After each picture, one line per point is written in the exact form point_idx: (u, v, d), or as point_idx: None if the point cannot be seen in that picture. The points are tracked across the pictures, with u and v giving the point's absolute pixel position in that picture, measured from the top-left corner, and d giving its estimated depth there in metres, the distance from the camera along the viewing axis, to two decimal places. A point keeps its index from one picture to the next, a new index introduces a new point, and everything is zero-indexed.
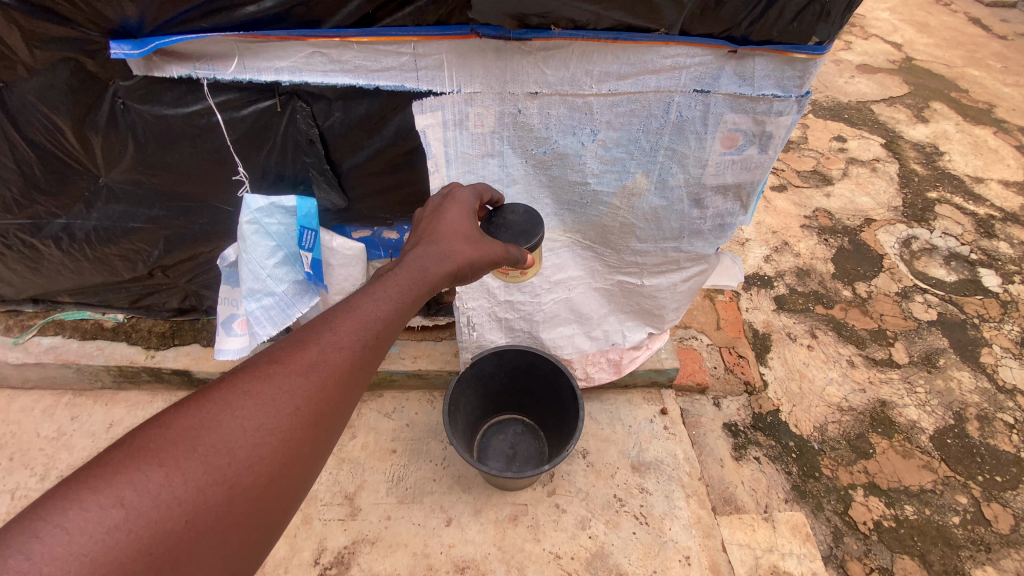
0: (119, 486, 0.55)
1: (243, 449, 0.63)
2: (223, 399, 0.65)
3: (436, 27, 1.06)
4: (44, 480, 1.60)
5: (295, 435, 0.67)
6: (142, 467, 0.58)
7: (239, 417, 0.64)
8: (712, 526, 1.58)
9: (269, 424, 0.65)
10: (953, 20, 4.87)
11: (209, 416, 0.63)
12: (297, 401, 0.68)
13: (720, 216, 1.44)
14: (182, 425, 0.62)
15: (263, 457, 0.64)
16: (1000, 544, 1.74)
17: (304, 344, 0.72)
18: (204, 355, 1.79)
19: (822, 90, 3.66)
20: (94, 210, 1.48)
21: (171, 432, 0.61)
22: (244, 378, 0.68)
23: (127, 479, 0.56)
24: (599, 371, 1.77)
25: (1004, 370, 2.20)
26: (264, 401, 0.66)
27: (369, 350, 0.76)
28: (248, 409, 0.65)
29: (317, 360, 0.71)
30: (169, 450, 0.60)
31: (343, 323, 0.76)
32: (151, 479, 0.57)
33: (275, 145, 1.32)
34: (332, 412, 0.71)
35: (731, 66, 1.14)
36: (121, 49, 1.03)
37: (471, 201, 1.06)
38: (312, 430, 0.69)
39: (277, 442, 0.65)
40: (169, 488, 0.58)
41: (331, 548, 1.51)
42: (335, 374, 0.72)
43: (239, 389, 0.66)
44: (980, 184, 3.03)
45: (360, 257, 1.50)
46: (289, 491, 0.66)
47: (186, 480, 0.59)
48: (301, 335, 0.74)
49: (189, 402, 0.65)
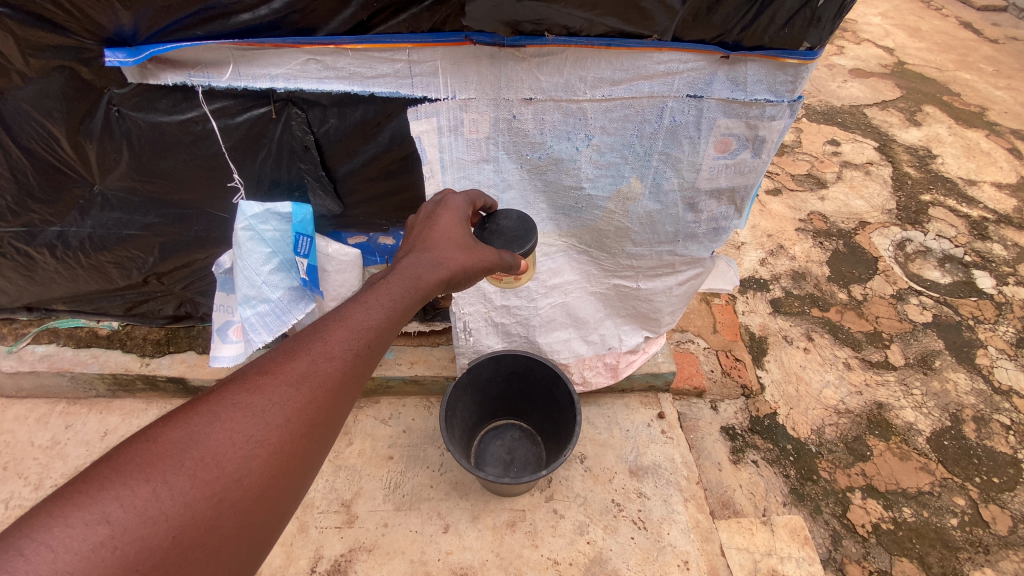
0: (105, 502, 0.55)
1: (232, 462, 0.63)
2: (212, 411, 0.65)
3: (431, 34, 1.06)
4: (38, 489, 1.59)
5: (284, 448, 0.66)
6: (129, 482, 0.57)
7: (228, 430, 0.64)
8: (711, 530, 1.57)
9: (258, 437, 0.65)
10: (944, 25, 4.92)
11: (198, 429, 0.63)
12: (287, 412, 0.68)
13: (715, 219, 1.44)
14: (170, 438, 0.61)
15: (252, 470, 0.64)
16: (998, 545, 1.74)
17: (295, 355, 0.72)
18: (199, 362, 1.78)
19: (815, 94, 3.68)
20: (89, 217, 1.48)
21: (159, 447, 0.61)
22: (234, 390, 0.67)
23: (113, 494, 0.56)
24: (597, 374, 1.78)
25: (999, 371, 2.21)
26: (253, 413, 0.66)
27: (361, 359, 0.76)
28: (237, 422, 0.65)
29: (307, 371, 0.71)
30: (156, 464, 0.59)
31: (334, 332, 0.75)
32: (137, 494, 0.57)
33: (270, 152, 1.32)
34: (323, 423, 0.71)
35: (723, 71, 1.15)
36: (115, 56, 1.04)
37: (464, 208, 1.06)
38: (303, 442, 0.68)
39: (267, 454, 0.65)
40: (156, 503, 0.57)
41: (328, 556, 1.50)
42: (326, 385, 0.72)
43: (228, 401, 0.66)
44: (973, 186, 3.06)
45: (356, 263, 1.53)
46: (279, 503, 0.66)
47: (173, 494, 0.58)
48: (292, 345, 0.73)
49: (177, 415, 0.64)
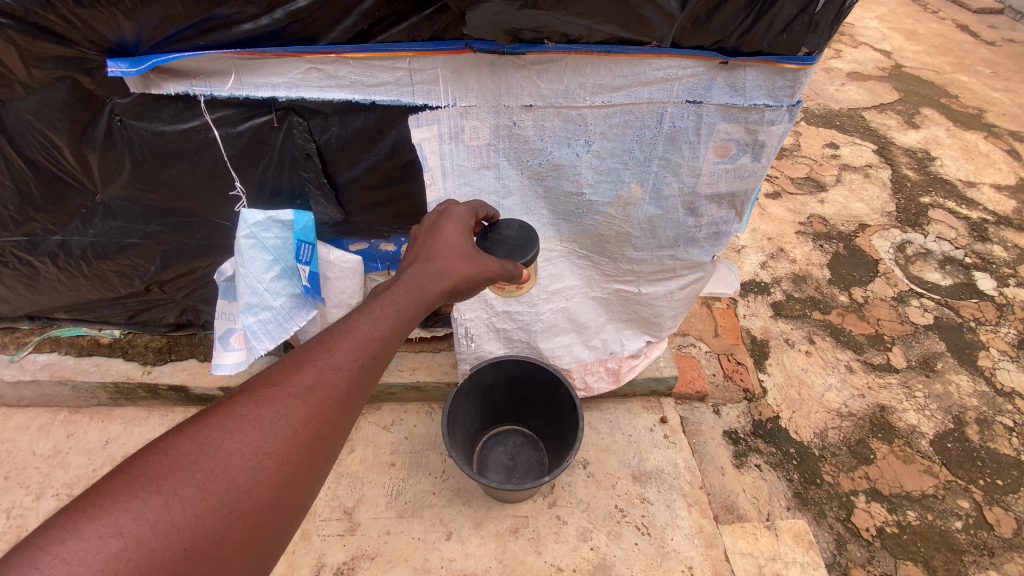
0: (117, 515, 0.55)
1: (240, 474, 0.63)
2: (221, 423, 0.65)
3: (431, 43, 1.07)
4: (40, 499, 1.59)
5: (292, 459, 0.66)
6: (141, 495, 0.57)
7: (236, 442, 0.64)
8: (715, 535, 1.56)
9: (266, 449, 0.65)
10: (941, 27, 4.95)
11: (207, 441, 0.63)
12: (295, 424, 0.68)
13: (716, 224, 1.45)
14: (180, 451, 0.61)
15: (260, 481, 0.64)
16: (1003, 548, 1.73)
17: (301, 366, 0.72)
18: (201, 369, 1.78)
19: (813, 97, 3.70)
20: (90, 226, 1.48)
21: (170, 459, 0.61)
22: (241, 402, 0.67)
23: (125, 507, 0.56)
24: (598, 380, 1.76)
25: (1002, 373, 2.21)
26: (261, 425, 0.66)
27: (365, 371, 0.75)
28: (245, 434, 0.65)
29: (314, 382, 0.71)
30: (166, 477, 0.59)
31: (339, 343, 0.75)
32: (149, 506, 0.57)
33: (272, 160, 1.32)
34: (329, 434, 0.70)
35: (723, 77, 1.16)
36: (118, 66, 1.04)
37: (466, 218, 1.06)
38: (310, 453, 0.68)
39: (275, 466, 0.65)
40: (168, 515, 0.57)
41: (330, 564, 1.49)
42: (332, 396, 0.71)
43: (236, 413, 0.66)
44: (972, 188, 3.06)
45: (357, 269, 1.52)
46: (287, 514, 0.66)
47: (184, 506, 0.58)
48: (298, 356, 0.73)
49: (187, 427, 0.64)
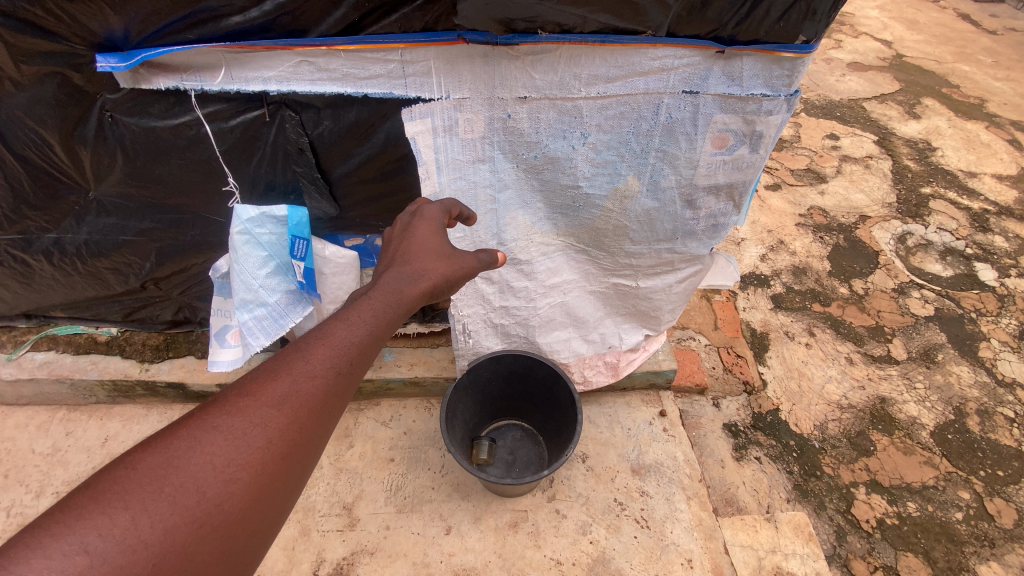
0: (83, 532, 0.55)
1: (213, 486, 0.62)
2: (192, 435, 0.64)
3: (423, 34, 1.06)
4: (40, 497, 1.59)
5: (266, 469, 0.66)
6: (108, 511, 0.57)
7: (208, 455, 0.63)
8: (714, 527, 1.57)
9: (239, 460, 0.64)
10: (942, 16, 4.90)
11: (178, 454, 0.62)
12: (269, 434, 0.67)
13: (714, 216, 1.44)
14: (149, 465, 0.61)
15: (233, 493, 0.63)
16: (1003, 539, 1.73)
17: (276, 375, 0.70)
18: (199, 367, 1.78)
19: (813, 89, 3.67)
20: (85, 224, 1.48)
21: (138, 474, 0.60)
22: (214, 413, 0.66)
23: (91, 524, 0.56)
24: (597, 374, 1.79)
25: (1003, 364, 2.20)
26: (234, 436, 0.65)
27: (342, 378, 0.74)
28: (219, 445, 0.64)
29: (289, 392, 0.70)
30: (134, 492, 0.59)
31: (315, 350, 0.74)
32: (115, 523, 0.56)
33: (265, 155, 1.31)
34: (305, 443, 0.70)
35: (719, 66, 1.15)
36: (106, 62, 1.03)
37: (439, 217, 1.05)
38: (284, 463, 0.67)
39: (249, 477, 0.64)
40: (135, 531, 0.57)
41: (330, 559, 1.49)
42: (307, 405, 0.70)
43: (208, 424, 0.65)
44: (973, 179, 3.04)
45: (353, 265, 1.53)
46: (261, 525, 0.66)
47: (152, 521, 0.58)
48: (273, 364, 0.72)
49: (157, 440, 0.63)
